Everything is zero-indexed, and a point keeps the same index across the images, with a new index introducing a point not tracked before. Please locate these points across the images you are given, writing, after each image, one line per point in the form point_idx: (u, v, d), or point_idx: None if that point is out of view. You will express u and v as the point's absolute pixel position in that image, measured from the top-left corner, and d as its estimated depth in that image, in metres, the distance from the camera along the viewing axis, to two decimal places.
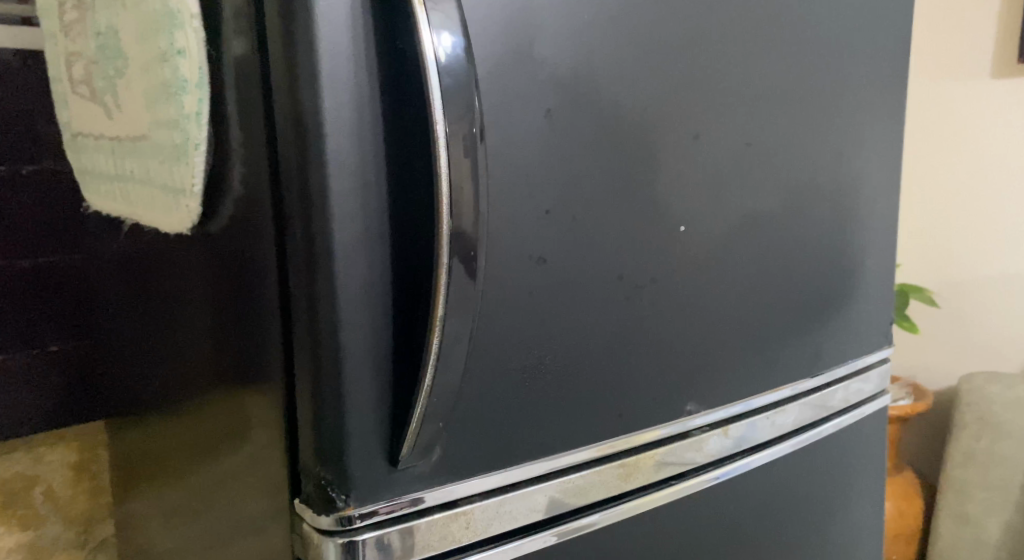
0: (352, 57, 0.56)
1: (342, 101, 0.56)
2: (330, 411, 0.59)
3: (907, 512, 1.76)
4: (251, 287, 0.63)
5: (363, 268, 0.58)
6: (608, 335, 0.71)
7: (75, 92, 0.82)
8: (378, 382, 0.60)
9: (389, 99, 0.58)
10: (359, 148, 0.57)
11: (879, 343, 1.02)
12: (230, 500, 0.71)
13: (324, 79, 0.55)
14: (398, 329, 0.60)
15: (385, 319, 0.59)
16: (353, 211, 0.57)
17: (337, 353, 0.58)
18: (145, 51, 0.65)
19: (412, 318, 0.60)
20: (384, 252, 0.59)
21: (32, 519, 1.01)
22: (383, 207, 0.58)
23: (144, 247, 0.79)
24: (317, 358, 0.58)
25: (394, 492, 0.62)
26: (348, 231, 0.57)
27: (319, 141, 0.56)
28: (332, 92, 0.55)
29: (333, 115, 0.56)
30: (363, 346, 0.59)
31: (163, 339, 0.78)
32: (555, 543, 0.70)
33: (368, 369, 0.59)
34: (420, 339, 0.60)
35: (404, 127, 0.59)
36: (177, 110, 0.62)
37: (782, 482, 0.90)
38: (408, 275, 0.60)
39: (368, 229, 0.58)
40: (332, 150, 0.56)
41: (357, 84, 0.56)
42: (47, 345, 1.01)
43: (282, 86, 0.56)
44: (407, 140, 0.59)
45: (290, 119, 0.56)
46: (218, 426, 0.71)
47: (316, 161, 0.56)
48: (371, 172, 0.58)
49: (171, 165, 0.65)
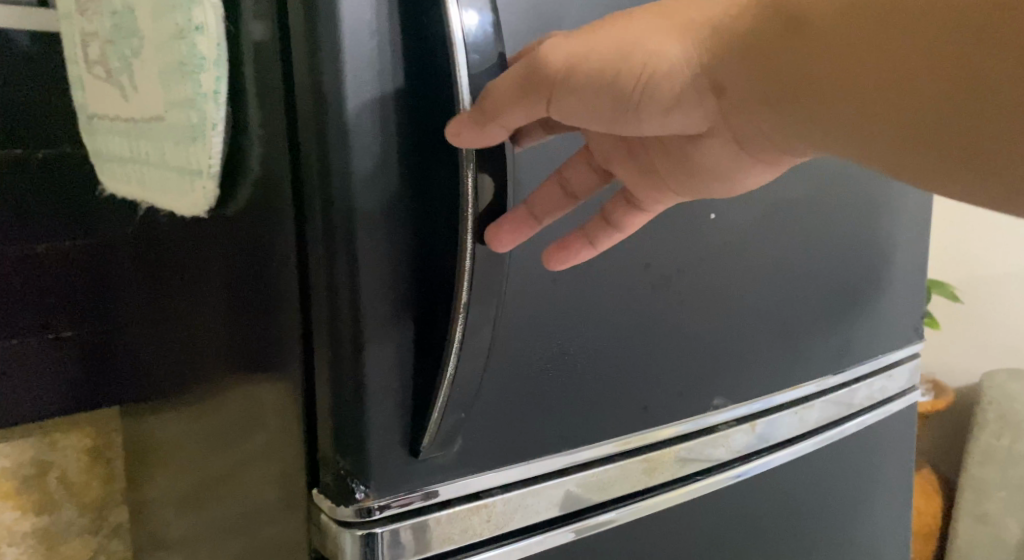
0: (374, 37, 0.54)
1: (365, 81, 0.54)
2: (349, 397, 0.57)
3: (925, 510, 1.74)
4: (268, 272, 0.61)
5: (385, 252, 0.56)
6: (630, 324, 0.69)
7: (92, 73, 0.80)
8: (399, 371, 0.58)
9: (413, 81, 0.56)
10: (382, 130, 0.55)
11: (909, 337, 1.00)
12: (245, 489, 0.69)
13: (346, 58, 0.53)
14: (419, 315, 0.58)
15: (405, 305, 0.58)
16: (375, 194, 0.55)
17: (356, 339, 0.56)
18: (162, 30, 0.63)
19: (433, 304, 0.59)
20: (404, 237, 0.57)
21: (46, 505, 1.01)
22: (404, 190, 0.57)
23: (160, 231, 0.78)
24: (337, 344, 0.57)
25: (413, 484, 0.60)
26: (370, 214, 0.55)
27: (341, 124, 0.54)
28: (354, 70, 0.54)
29: (354, 94, 0.54)
30: (384, 333, 0.57)
31: (180, 326, 0.77)
32: (575, 539, 0.68)
33: (390, 356, 0.58)
34: (442, 329, 0.59)
35: (428, 110, 0.57)
36: (193, 89, 0.60)
37: (808, 479, 0.88)
38: (428, 261, 0.58)
39: (390, 213, 0.56)
40: (354, 131, 0.54)
41: (380, 63, 0.55)
42: (63, 332, 0.99)
43: (303, 66, 0.54)
44: (431, 121, 0.57)
45: (312, 100, 0.54)
46: (234, 413, 0.70)
47: (338, 143, 0.54)
48: (394, 155, 0.56)
49: (188, 147, 0.63)
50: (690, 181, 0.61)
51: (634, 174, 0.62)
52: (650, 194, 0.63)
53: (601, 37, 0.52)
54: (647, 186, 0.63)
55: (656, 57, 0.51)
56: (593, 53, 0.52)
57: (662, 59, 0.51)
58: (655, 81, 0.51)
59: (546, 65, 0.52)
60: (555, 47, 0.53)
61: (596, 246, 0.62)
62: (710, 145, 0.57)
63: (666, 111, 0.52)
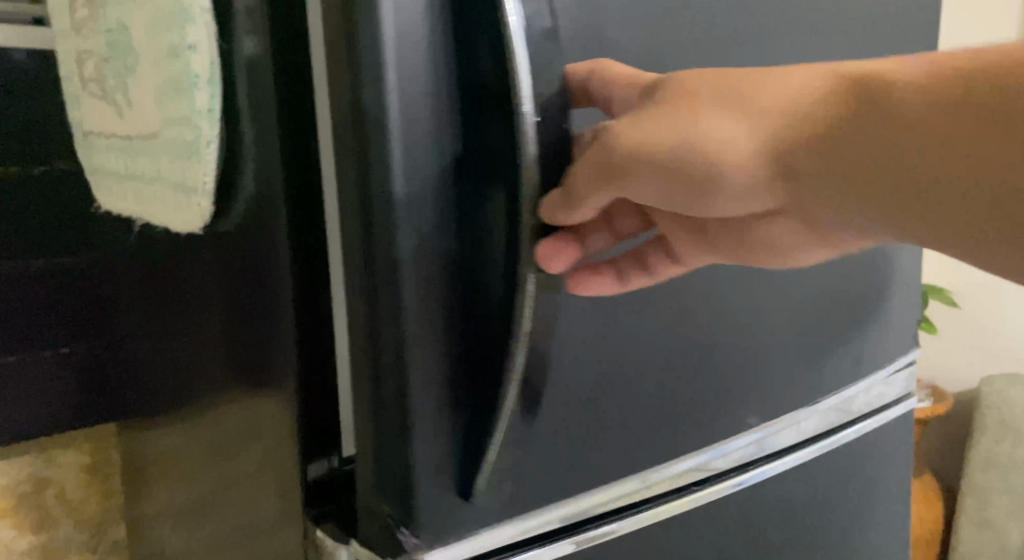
0: (423, 77, 0.53)
1: (411, 111, 0.53)
2: (397, 443, 0.57)
3: (927, 516, 1.74)
4: (265, 286, 0.61)
5: (433, 294, 0.56)
6: (648, 347, 0.70)
7: (87, 91, 0.80)
8: (446, 415, 0.58)
9: (459, 108, 0.55)
10: (429, 165, 0.54)
11: (909, 345, 1.00)
12: (243, 504, 0.69)
13: (391, 92, 0.52)
14: (467, 355, 0.58)
15: (453, 346, 0.57)
16: (420, 234, 0.55)
17: (404, 385, 0.56)
18: (157, 47, 0.63)
19: (482, 342, 0.58)
20: (450, 280, 0.56)
21: (44, 522, 1.01)
22: (450, 226, 0.56)
23: (156, 246, 0.78)
24: (387, 393, 0.56)
25: (458, 525, 0.61)
26: (417, 255, 0.55)
27: (383, 178, 0.53)
28: (401, 105, 0.52)
29: (402, 129, 0.53)
30: (432, 375, 0.57)
31: (177, 340, 0.77)
32: (571, 551, 0.68)
33: (439, 399, 0.57)
34: (496, 371, 0.59)
35: (474, 136, 0.56)
36: (188, 107, 0.60)
37: (806, 487, 0.88)
38: (475, 298, 0.58)
39: (435, 262, 0.56)
40: (400, 171, 0.53)
41: (425, 92, 0.53)
42: (57, 348, 0.97)
43: (344, 101, 0.53)
44: (477, 151, 0.56)
45: (355, 134, 0.53)
46: (231, 427, 0.70)
47: (383, 181, 0.53)
48: (440, 189, 0.55)
49: (183, 162, 0.63)
50: (734, 247, 0.62)
51: (677, 230, 0.64)
52: (692, 252, 0.64)
53: (667, 123, 0.52)
54: (690, 245, 0.64)
55: (727, 141, 0.51)
56: (659, 145, 0.51)
57: (732, 145, 0.51)
58: (727, 166, 0.51)
59: (614, 158, 0.52)
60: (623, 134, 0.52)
61: (623, 283, 0.63)
62: (786, 221, 0.58)
63: (738, 195, 0.53)
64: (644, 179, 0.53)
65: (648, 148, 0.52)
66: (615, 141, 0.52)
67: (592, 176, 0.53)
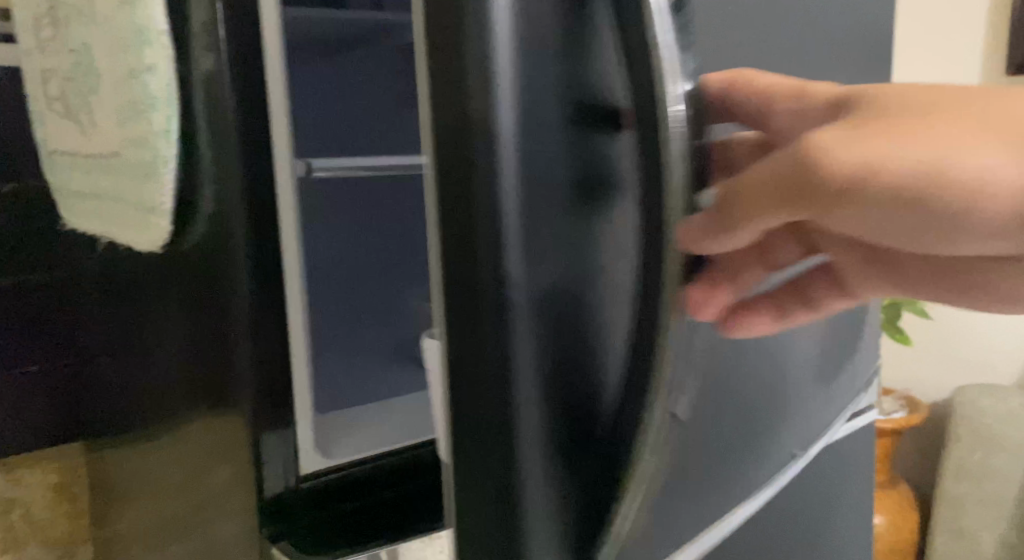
0: (553, 87, 0.42)
1: (521, 102, 0.41)
2: (501, 526, 0.45)
3: (901, 525, 1.75)
4: (220, 304, 0.62)
5: (545, 340, 0.44)
6: (756, 390, 0.60)
7: (52, 109, 0.81)
8: (560, 490, 0.46)
9: (564, 91, 0.43)
10: (537, 172, 0.42)
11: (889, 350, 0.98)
12: (207, 523, 0.70)
13: (502, 78, 0.41)
14: (582, 414, 0.46)
15: (563, 406, 0.45)
16: (532, 261, 0.43)
17: (510, 457, 0.44)
18: (116, 68, 0.64)
19: (594, 396, 0.46)
20: (552, 322, 0.44)
21: (11, 543, 1.00)
22: (563, 249, 0.44)
23: (120, 265, 0.78)
24: (490, 466, 0.44)
25: None
26: (529, 290, 0.43)
27: (487, 195, 0.41)
28: (513, 96, 0.41)
29: (510, 127, 0.41)
30: (544, 443, 0.45)
31: (141, 359, 0.77)
32: None
33: (548, 472, 0.45)
34: (616, 438, 0.46)
35: (585, 134, 0.44)
36: (146, 128, 0.61)
37: None
38: (585, 342, 0.46)
39: (550, 308, 0.44)
40: (507, 184, 0.41)
41: (535, 76, 0.42)
42: (25, 366, 0.97)
43: (447, 140, 0.42)
44: (586, 153, 0.44)
45: (456, 132, 0.42)
46: (194, 446, 0.70)
47: (486, 196, 0.41)
48: (549, 203, 0.43)
49: (143, 183, 0.64)
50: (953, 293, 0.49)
51: (862, 263, 0.53)
52: (860, 283, 0.54)
53: (906, 133, 0.39)
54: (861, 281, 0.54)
55: (991, 168, 0.37)
56: (902, 156, 0.38)
57: (999, 173, 0.37)
58: (995, 196, 0.37)
59: (821, 175, 0.39)
60: (837, 142, 0.39)
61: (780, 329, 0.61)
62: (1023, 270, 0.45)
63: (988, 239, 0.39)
64: (863, 202, 0.39)
65: (872, 167, 0.38)
66: (825, 154, 0.39)
67: (771, 197, 0.41)
